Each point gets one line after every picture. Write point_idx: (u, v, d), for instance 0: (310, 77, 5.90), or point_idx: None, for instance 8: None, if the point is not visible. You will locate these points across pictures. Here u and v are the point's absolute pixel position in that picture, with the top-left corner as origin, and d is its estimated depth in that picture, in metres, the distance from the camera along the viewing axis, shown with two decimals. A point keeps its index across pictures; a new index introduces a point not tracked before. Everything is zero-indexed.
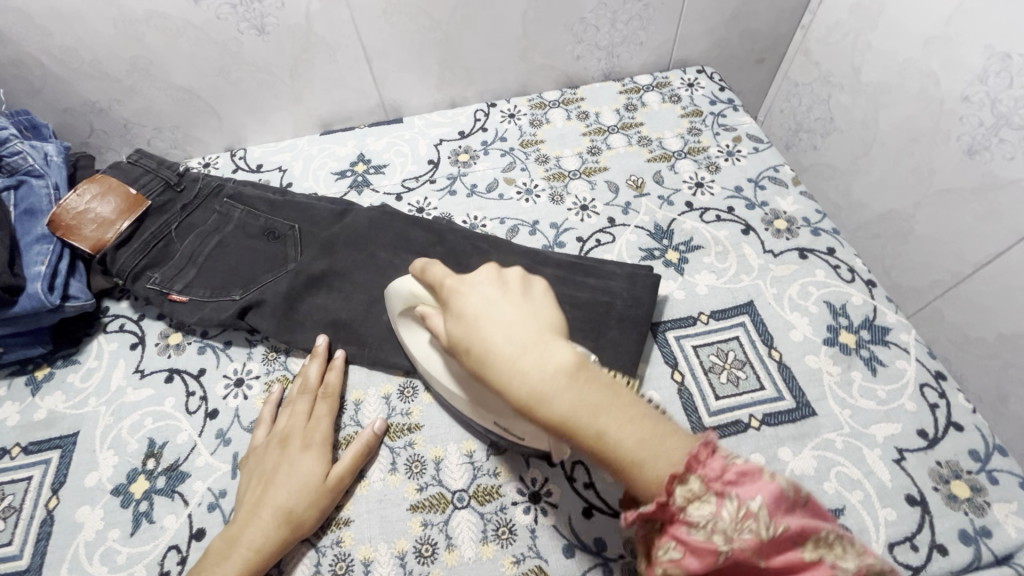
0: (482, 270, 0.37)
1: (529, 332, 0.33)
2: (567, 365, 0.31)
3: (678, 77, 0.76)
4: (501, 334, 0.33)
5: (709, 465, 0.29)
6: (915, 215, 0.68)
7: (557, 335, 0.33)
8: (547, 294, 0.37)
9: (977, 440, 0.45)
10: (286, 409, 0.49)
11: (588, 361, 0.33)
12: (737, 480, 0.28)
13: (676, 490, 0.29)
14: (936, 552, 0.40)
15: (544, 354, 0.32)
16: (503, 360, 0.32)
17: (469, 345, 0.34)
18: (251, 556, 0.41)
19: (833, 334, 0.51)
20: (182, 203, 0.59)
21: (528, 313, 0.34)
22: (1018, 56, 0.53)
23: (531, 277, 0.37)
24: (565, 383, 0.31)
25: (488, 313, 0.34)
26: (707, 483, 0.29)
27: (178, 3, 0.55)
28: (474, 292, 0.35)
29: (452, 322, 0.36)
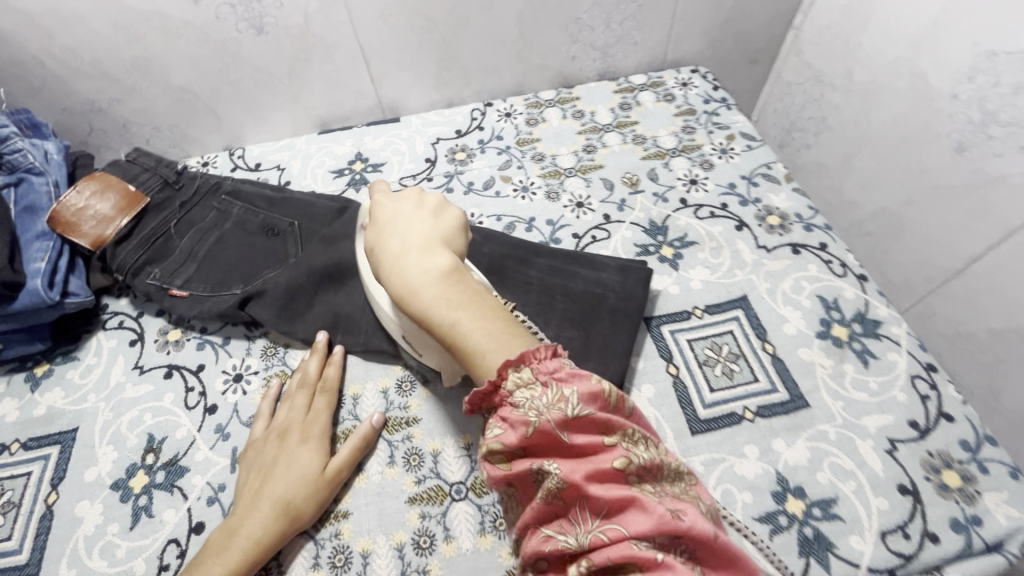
0: (410, 191, 0.46)
1: (418, 241, 0.41)
2: (436, 267, 0.39)
3: (673, 76, 0.77)
4: (397, 240, 0.42)
5: (539, 360, 0.34)
6: (906, 212, 0.69)
7: (442, 247, 0.41)
8: (456, 220, 0.44)
9: (968, 430, 0.46)
10: (285, 403, 0.49)
11: (463, 271, 0.40)
12: (560, 375, 0.33)
13: (506, 374, 0.34)
14: (928, 541, 0.41)
15: (423, 258, 0.40)
16: (390, 258, 0.41)
17: (375, 246, 0.43)
18: (250, 546, 0.41)
19: (826, 328, 0.52)
20: (181, 201, 0.60)
21: (428, 227, 0.43)
22: (1004, 55, 0.54)
23: (448, 205, 0.45)
24: (431, 280, 0.38)
25: (396, 223, 0.43)
26: (536, 374, 0.34)
27: (177, 3, 0.56)
28: (393, 207, 0.45)
29: (370, 230, 0.45)
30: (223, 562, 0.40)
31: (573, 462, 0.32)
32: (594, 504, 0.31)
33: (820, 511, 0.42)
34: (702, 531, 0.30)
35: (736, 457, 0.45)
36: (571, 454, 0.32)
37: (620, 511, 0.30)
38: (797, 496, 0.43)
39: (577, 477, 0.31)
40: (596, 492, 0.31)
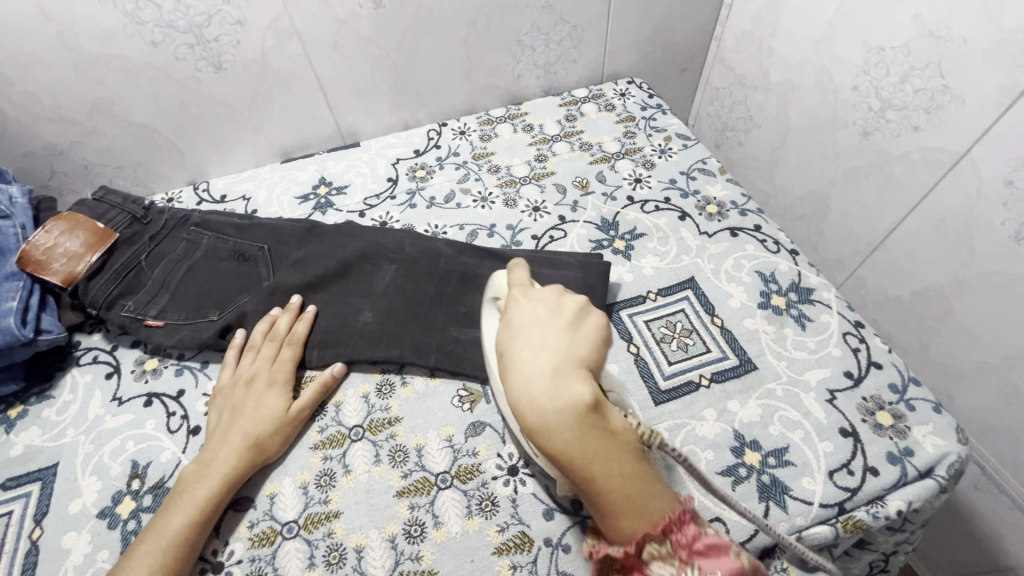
0: (547, 291, 0.44)
1: (553, 360, 0.38)
2: (576, 404, 0.36)
3: (611, 88, 0.84)
4: (531, 352, 0.39)
5: (680, 530, 0.33)
6: (831, 194, 0.77)
7: (581, 371, 0.38)
8: (595, 332, 0.42)
9: (895, 375, 0.51)
10: (250, 352, 0.54)
11: (603, 404, 0.37)
12: (700, 550, 0.32)
13: (646, 543, 0.33)
14: (870, 474, 0.46)
15: (560, 389, 0.37)
16: (522, 375, 0.38)
17: (506, 352, 0.41)
18: (228, 471, 0.46)
19: (766, 299, 0.57)
20: (150, 234, 0.61)
21: (564, 345, 0.40)
22: (889, 49, 0.62)
23: (585, 311, 0.43)
24: (570, 420, 0.36)
25: (530, 331, 0.41)
26: (674, 547, 0.33)
27: (137, 46, 0.59)
28: (527, 311, 0.43)
29: (503, 329, 0.43)
30: (204, 486, 0.45)
31: None
32: None
33: (774, 459, 0.47)
34: None
35: (696, 420, 0.49)
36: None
37: None
38: (753, 449, 0.48)
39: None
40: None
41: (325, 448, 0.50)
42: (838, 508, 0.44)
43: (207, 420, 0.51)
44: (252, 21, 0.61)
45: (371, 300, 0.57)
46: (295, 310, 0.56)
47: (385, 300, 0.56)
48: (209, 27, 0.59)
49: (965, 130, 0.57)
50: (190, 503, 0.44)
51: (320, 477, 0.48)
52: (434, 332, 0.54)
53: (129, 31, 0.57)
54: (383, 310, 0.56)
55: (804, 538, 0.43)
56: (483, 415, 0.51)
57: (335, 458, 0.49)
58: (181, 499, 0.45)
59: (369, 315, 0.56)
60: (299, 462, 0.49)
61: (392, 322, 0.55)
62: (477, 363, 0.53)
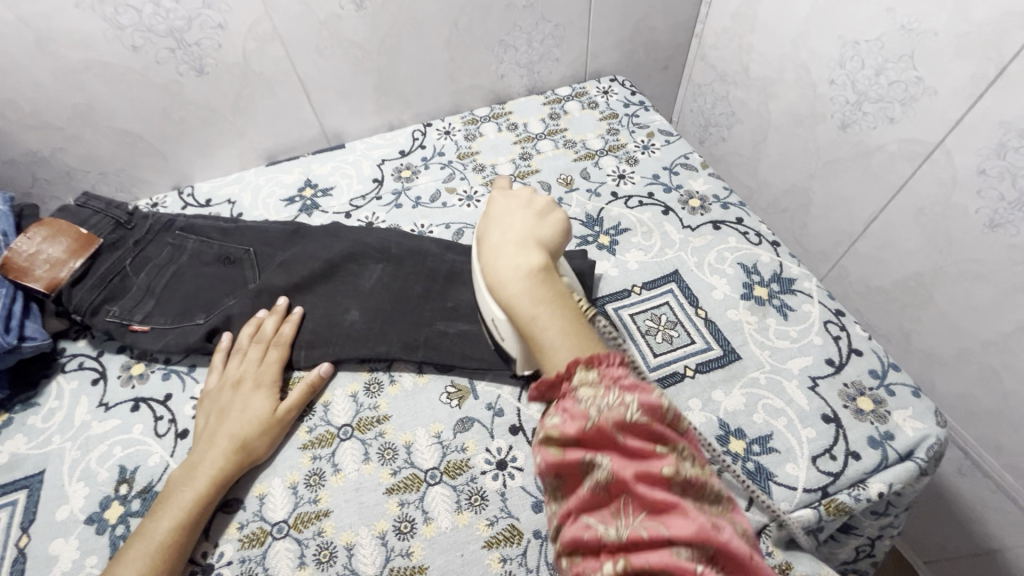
0: (524, 191, 0.51)
1: (517, 235, 0.45)
2: (529, 265, 0.42)
3: (594, 86, 0.85)
4: (499, 231, 0.46)
5: (606, 364, 0.37)
6: (812, 186, 0.78)
7: (539, 245, 0.45)
8: (560, 223, 0.48)
9: (875, 361, 0.52)
10: (237, 355, 0.54)
11: (553, 271, 0.43)
12: (625, 384, 0.36)
13: (575, 373, 0.37)
14: (851, 458, 0.46)
15: (517, 253, 0.44)
16: (490, 247, 0.45)
17: (480, 233, 0.48)
18: (215, 473, 0.46)
19: (748, 290, 0.58)
20: (135, 239, 0.61)
21: (528, 227, 0.46)
22: (863, 43, 0.63)
23: (553, 208, 0.49)
24: (520, 274, 0.42)
25: (502, 217, 0.48)
26: (602, 377, 0.36)
27: (117, 51, 0.58)
28: (504, 202, 0.49)
29: (482, 219, 0.50)
30: (191, 489, 0.45)
31: (625, 461, 0.34)
32: (640, 503, 0.33)
33: (758, 447, 0.48)
34: (736, 549, 0.32)
35: (682, 410, 0.50)
36: (624, 455, 0.34)
37: (663, 513, 0.32)
38: (737, 437, 0.48)
39: (629, 477, 0.33)
40: (644, 495, 0.33)
41: (314, 448, 0.50)
42: (821, 493, 0.45)
43: (195, 424, 0.51)
44: (234, 25, 0.61)
45: (358, 300, 0.57)
46: (281, 312, 0.56)
47: (372, 300, 0.57)
48: (190, 31, 0.59)
49: (939, 121, 0.58)
50: (177, 506, 0.44)
51: (310, 476, 0.48)
52: (421, 330, 0.55)
53: (109, 36, 0.57)
54: (370, 310, 0.56)
55: (789, 523, 0.44)
56: (471, 410, 0.51)
57: (324, 457, 0.49)
58: (168, 503, 0.45)
59: (357, 315, 0.56)
60: (287, 463, 0.49)
61: (379, 322, 0.55)
62: (465, 355, 0.53)
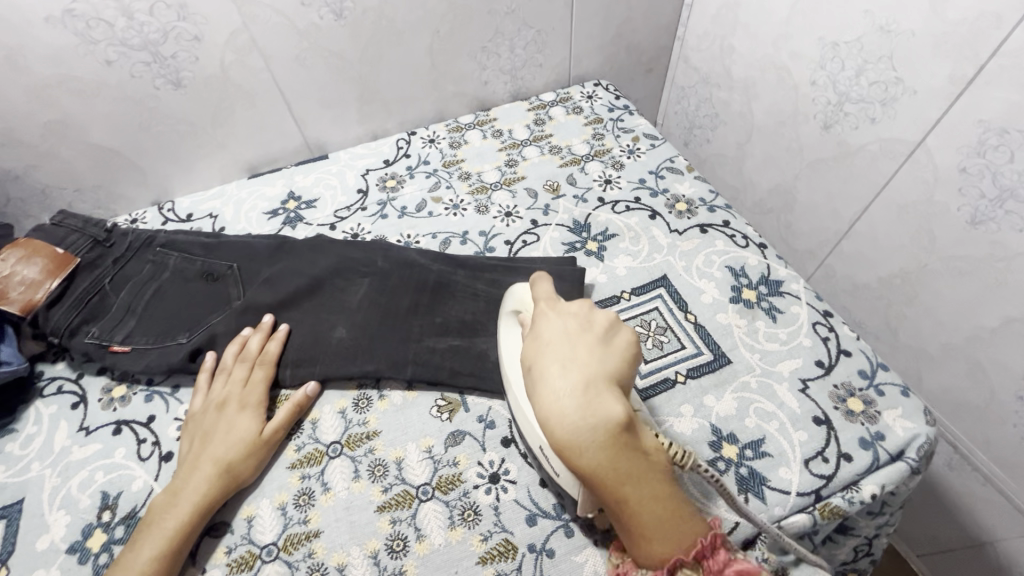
0: (576, 307, 0.43)
1: (585, 377, 0.37)
2: (610, 425, 0.36)
3: (578, 91, 0.85)
4: (562, 371, 0.38)
5: (712, 555, 0.35)
6: (797, 186, 0.79)
7: (613, 387, 0.38)
8: (626, 347, 0.41)
9: (863, 361, 0.52)
10: (221, 375, 0.53)
11: (634, 426, 0.37)
12: (732, 574, 0.34)
13: (679, 567, 0.35)
14: (844, 460, 0.46)
15: (591, 406, 0.36)
16: (551, 394, 0.37)
17: (533, 366, 0.40)
18: (199, 498, 0.45)
19: (737, 293, 0.58)
20: (113, 257, 0.60)
21: (596, 362, 0.39)
22: (843, 44, 0.64)
23: (616, 327, 0.42)
24: (603, 438, 0.36)
25: (558, 346, 0.40)
26: (708, 572, 0.35)
27: (90, 65, 0.57)
28: (556, 327, 0.41)
29: (530, 342, 0.42)
30: (174, 515, 0.44)
31: None
32: None
33: (751, 451, 0.48)
34: None
35: (674, 417, 0.50)
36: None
37: None
38: (730, 442, 0.48)
39: None
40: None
41: (303, 467, 0.49)
42: (815, 496, 0.45)
43: (179, 447, 0.50)
44: (210, 37, 0.60)
45: (345, 315, 0.56)
46: (267, 330, 0.55)
47: (359, 315, 0.56)
48: (165, 44, 0.58)
49: (919, 120, 0.59)
50: (160, 534, 0.43)
51: (299, 496, 0.47)
52: (410, 343, 0.54)
53: (82, 51, 0.56)
54: (358, 324, 0.55)
55: (783, 528, 0.44)
56: (462, 424, 0.51)
57: (314, 476, 0.48)
58: (151, 531, 0.43)
59: (344, 330, 0.55)
60: (276, 483, 0.48)
61: (367, 336, 0.54)
62: (454, 370, 0.52)
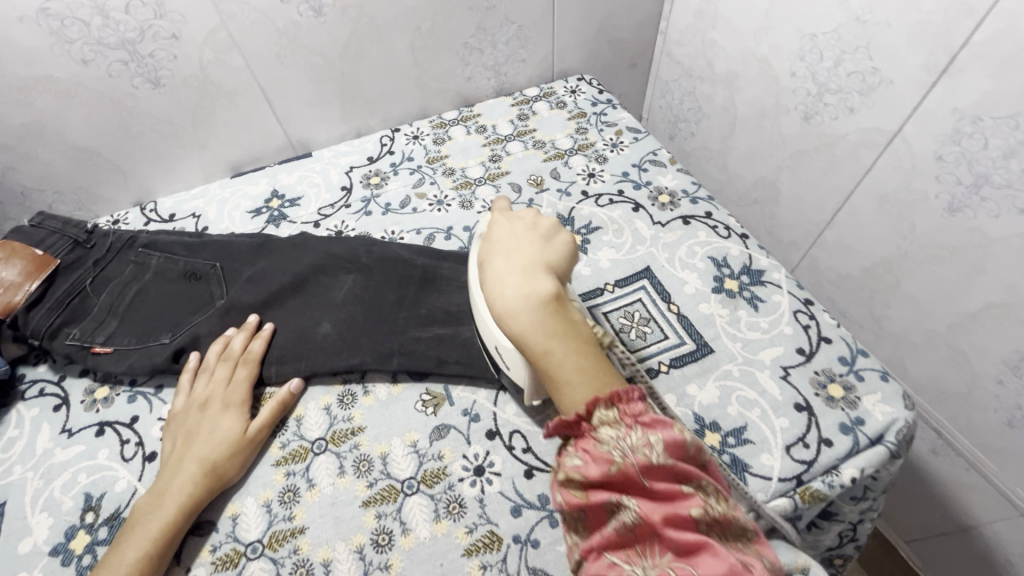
0: (527, 211, 0.47)
1: (525, 262, 0.41)
2: (541, 296, 0.39)
3: (562, 86, 0.85)
4: (505, 258, 0.42)
5: (628, 402, 0.37)
6: (779, 178, 0.79)
7: (549, 271, 0.41)
8: (567, 247, 0.44)
9: (844, 348, 0.53)
10: (204, 375, 0.53)
11: (565, 302, 0.40)
12: (645, 420, 0.36)
13: (595, 410, 0.37)
14: (824, 445, 0.47)
15: (526, 282, 0.40)
16: (494, 274, 0.41)
17: (483, 258, 0.44)
18: (184, 499, 0.45)
19: (719, 283, 0.59)
20: (94, 258, 0.60)
21: (536, 251, 0.42)
22: (821, 35, 0.64)
23: (561, 227, 0.45)
24: (534, 306, 0.39)
25: (505, 240, 0.44)
26: (623, 415, 0.37)
27: (66, 65, 0.57)
28: (505, 226, 0.45)
29: (483, 241, 0.46)
30: (159, 516, 0.44)
31: (651, 502, 0.35)
32: (667, 543, 0.34)
33: (734, 439, 0.48)
34: None
35: None
36: (648, 495, 0.35)
37: (689, 553, 0.33)
38: (712, 430, 0.48)
39: (654, 516, 0.35)
40: (668, 533, 0.34)
41: (288, 464, 0.49)
42: (796, 481, 0.46)
43: (162, 448, 0.50)
44: (188, 35, 0.59)
45: (329, 312, 0.56)
46: (251, 329, 0.55)
47: (343, 312, 0.56)
48: (142, 43, 0.58)
49: (896, 110, 0.60)
50: (144, 535, 0.43)
51: (284, 493, 0.47)
52: (394, 339, 0.54)
53: (57, 51, 0.55)
54: (341, 321, 0.55)
55: (765, 513, 0.44)
56: (447, 418, 0.51)
57: (298, 473, 0.48)
58: (135, 532, 0.43)
59: (328, 328, 0.55)
60: (260, 480, 0.48)
61: (351, 333, 0.54)
62: (439, 364, 0.53)
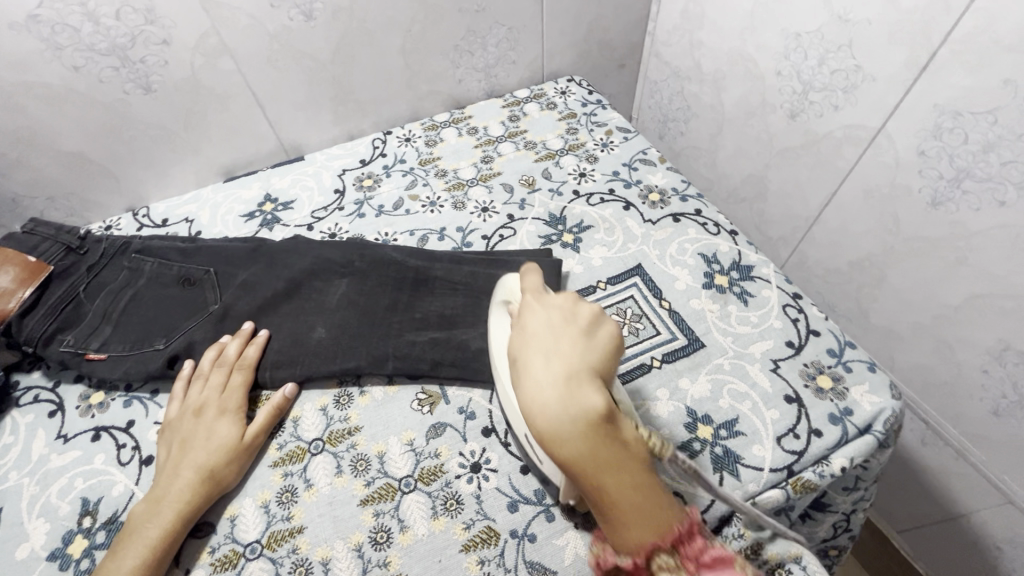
0: (563, 299, 0.41)
1: (567, 368, 0.36)
2: (591, 415, 0.34)
3: (552, 87, 0.86)
4: (544, 362, 0.36)
5: (688, 543, 0.34)
6: (767, 175, 0.81)
7: (596, 381, 0.36)
8: (611, 343, 0.39)
9: (832, 340, 0.54)
10: (198, 382, 0.53)
11: (616, 418, 0.35)
12: (708, 562, 0.33)
13: (656, 554, 0.33)
14: (814, 436, 0.48)
15: (573, 397, 0.34)
16: (533, 384, 0.35)
17: (517, 360, 0.38)
18: (181, 506, 0.45)
19: (709, 279, 0.60)
20: (88, 264, 0.60)
21: (580, 353, 0.37)
22: (805, 34, 0.66)
23: (602, 320, 0.40)
24: (582, 431, 0.34)
25: (543, 338, 0.38)
26: (684, 560, 0.33)
27: (56, 71, 0.57)
28: (542, 319, 0.40)
29: (516, 334, 0.40)
30: (157, 523, 0.44)
31: None
32: None
33: (725, 431, 0.49)
34: None
35: (651, 401, 0.51)
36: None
37: None
38: (705, 423, 0.49)
39: None
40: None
41: (286, 465, 0.49)
42: (787, 471, 0.46)
43: (158, 454, 0.50)
44: (179, 40, 0.60)
45: (324, 314, 0.56)
46: (246, 335, 0.55)
47: (338, 314, 0.56)
48: (133, 48, 0.58)
49: (879, 106, 0.61)
50: (143, 541, 0.43)
51: (282, 493, 0.47)
52: (389, 339, 0.54)
53: (48, 56, 0.55)
54: (337, 323, 0.56)
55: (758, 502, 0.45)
56: (443, 416, 0.51)
57: (296, 473, 0.49)
58: (133, 539, 0.43)
59: (323, 330, 0.55)
60: (259, 482, 0.48)
61: (347, 335, 0.55)
62: (434, 363, 0.53)
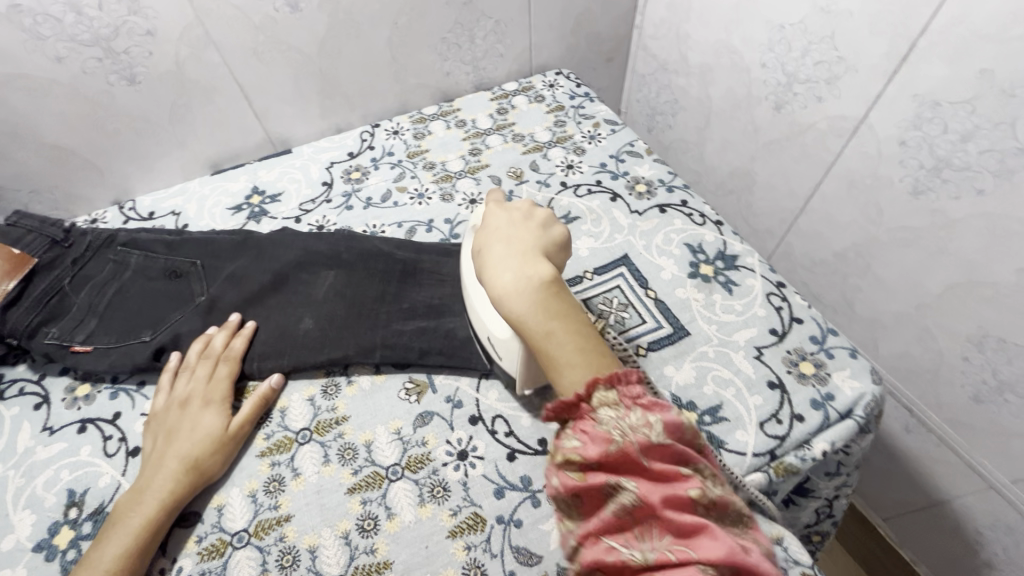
0: (522, 203, 0.48)
1: (521, 249, 0.43)
2: (539, 282, 0.41)
3: (540, 80, 0.86)
4: (502, 246, 0.43)
5: (627, 384, 0.37)
6: (753, 167, 0.81)
7: (545, 258, 0.43)
8: (562, 236, 0.45)
9: (815, 328, 0.55)
10: (185, 373, 0.53)
11: (563, 288, 0.42)
12: (644, 402, 0.37)
13: (595, 389, 0.37)
14: (797, 421, 0.49)
15: (524, 268, 0.41)
16: (492, 262, 0.43)
17: (480, 248, 0.45)
18: (166, 495, 0.45)
19: (695, 269, 0.60)
20: (73, 257, 0.59)
21: (533, 240, 0.44)
22: (789, 27, 0.66)
23: (556, 219, 0.46)
24: (530, 291, 0.40)
25: (502, 230, 0.45)
26: (622, 397, 0.37)
27: (39, 63, 0.56)
28: (500, 216, 0.46)
29: (479, 231, 0.47)
30: (141, 513, 0.44)
31: (650, 483, 0.35)
32: (669, 526, 0.33)
33: (709, 417, 0.49)
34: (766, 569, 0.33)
35: None
36: (647, 474, 0.35)
37: (690, 534, 0.33)
38: (689, 409, 0.50)
39: (654, 498, 0.34)
40: (667, 513, 0.34)
41: (273, 455, 0.49)
42: (769, 456, 0.47)
43: (144, 446, 0.50)
44: (163, 31, 0.59)
45: (311, 306, 0.56)
46: (232, 327, 0.55)
47: (326, 305, 0.56)
48: (117, 40, 0.58)
49: (861, 98, 0.62)
50: (127, 531, 0.43)
51: (269, 483, 0.48)
52: (376, 330, 0.55)
53: (30, 48, 0.55)
54: (324, 315, 0.56)
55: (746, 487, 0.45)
56: (430, 405, 0.52)
57: (283, 463, 0.49)
58: (117, 529, 0.43)
59: (310, 322, 0.55)
60: (246, 472, 0.48)
61: (334, 326, 0.55)
62: (421, 353, 0.53)
